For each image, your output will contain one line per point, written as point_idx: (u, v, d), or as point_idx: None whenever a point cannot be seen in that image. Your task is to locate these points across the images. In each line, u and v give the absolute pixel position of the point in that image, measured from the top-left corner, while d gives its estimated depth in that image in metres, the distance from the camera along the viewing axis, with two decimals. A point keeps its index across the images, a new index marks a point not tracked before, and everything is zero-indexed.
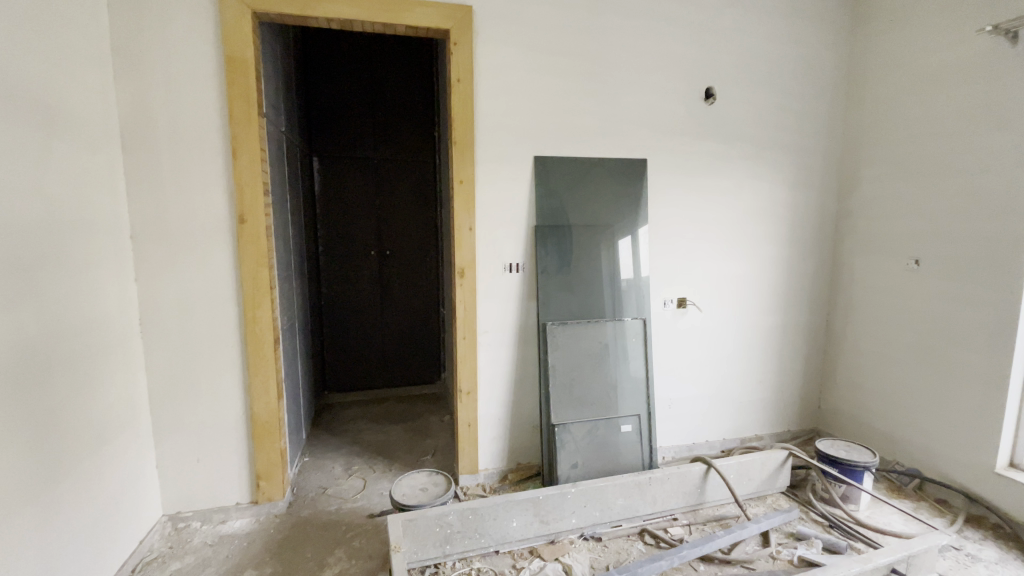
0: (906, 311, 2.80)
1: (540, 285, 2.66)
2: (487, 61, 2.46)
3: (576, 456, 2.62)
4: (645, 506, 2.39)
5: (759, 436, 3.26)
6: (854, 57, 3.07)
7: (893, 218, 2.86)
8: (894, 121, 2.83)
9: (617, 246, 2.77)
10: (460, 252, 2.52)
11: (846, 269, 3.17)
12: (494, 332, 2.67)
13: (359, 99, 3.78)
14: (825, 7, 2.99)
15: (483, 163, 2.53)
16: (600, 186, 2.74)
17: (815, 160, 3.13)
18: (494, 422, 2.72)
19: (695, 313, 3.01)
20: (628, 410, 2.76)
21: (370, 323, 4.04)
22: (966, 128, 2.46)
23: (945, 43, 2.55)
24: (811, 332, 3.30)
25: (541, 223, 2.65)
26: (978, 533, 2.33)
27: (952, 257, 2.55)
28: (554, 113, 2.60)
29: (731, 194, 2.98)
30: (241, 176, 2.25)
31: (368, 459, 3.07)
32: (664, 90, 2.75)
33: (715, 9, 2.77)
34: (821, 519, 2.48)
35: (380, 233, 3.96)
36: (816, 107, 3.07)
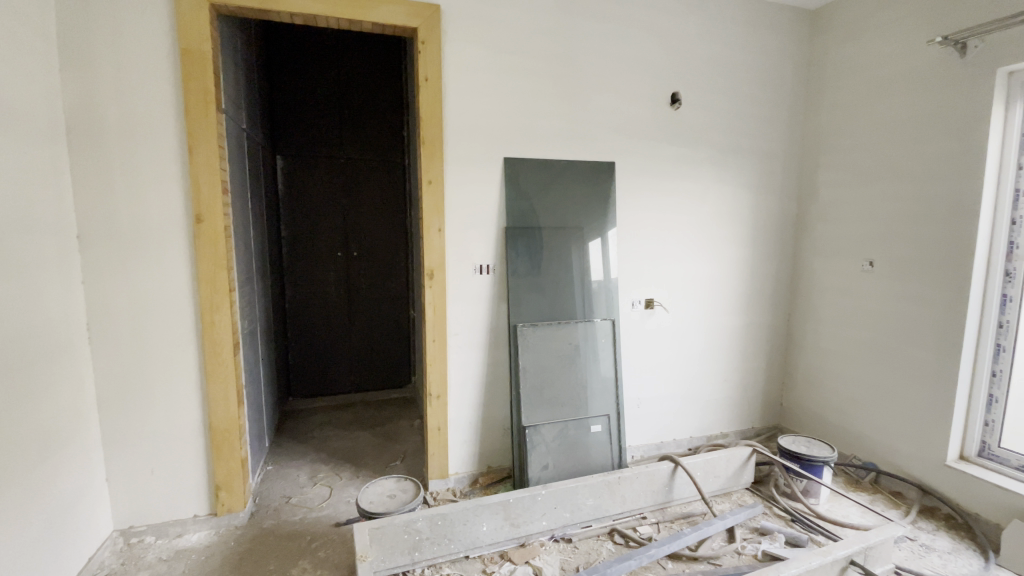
0: (862, 310, 2.92)
1: (511, 287, 2.64)
2: (456, 61, 2.44)
3: (547, 458, 2.61)
4: (615, 506, 2.41)
5: (725, 434, 3.33)
6: (812, 67, 3.19)
7: (849, 221, 2.98)
8: (849, 129, 2.96)
9: (587, 247, 2.79)
10: (429, 254, 2.49)
11: (805, 270, 3.29)
12: (465, 334, 2.64)
13: (325, 96, 3.70)
14: (785, 18, 3.10)
15: (453, 163, 2.50)
16: (570, 188, 2.75)
17: (776, 165, 3.23)
18: (464, 425, 2.69)
19: (662, 314, 3.05)
20: (598, 410, 2.78)
21: (337, 326, 3.95)
22: (917, 135, 2.59)
23: (896, 55, 2.67)
24: (773, 331, 3.40)
25: (511, 224, 2.64)
26: (932, 524, 2.45)
27: (904, 258, 2.68)
28: (524, 114, 2.60)
29: (696, 197, 3.04)
30: (198, 174, 2.15)
31: (334, 466, 2.98)
32: (632, 93, 2.79)
33: (681, 16, 2.83)
34: (784, 514, 2.55)
35: (347, 233, 3.87)
36: (777, 114, 3.17)
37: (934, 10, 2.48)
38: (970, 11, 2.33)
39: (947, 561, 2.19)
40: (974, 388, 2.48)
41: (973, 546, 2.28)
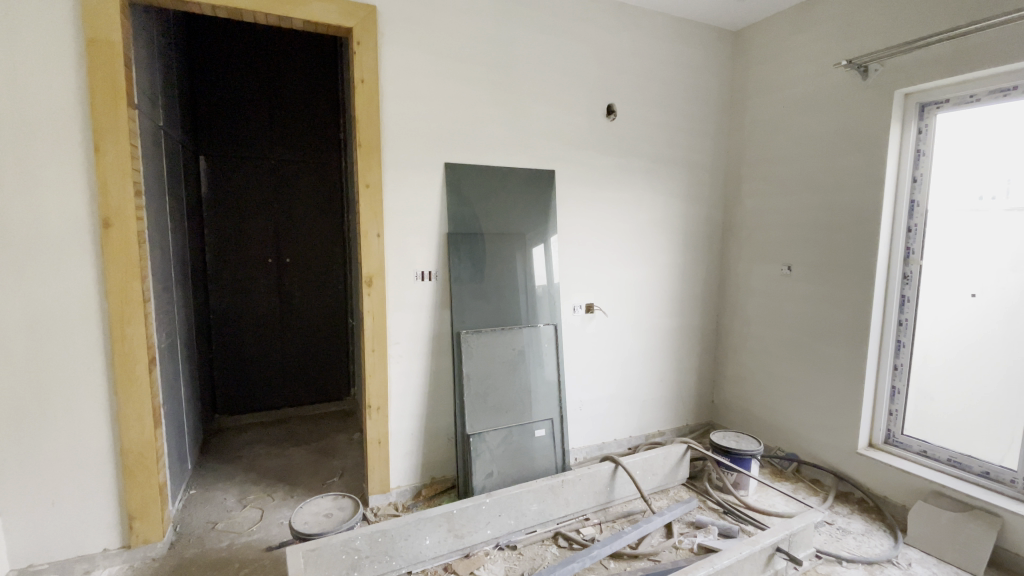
0: (782, 311, 3.13)
1: (453, 293, 2.61)
2: (393, 64, 2.39)
3: (492, 465, 2.59)
4: (559, 510, 2.43)
5: (662, 433, 3.46)
6: (735, 83, 3.40)
7: (769, 229, 3.20)
8: (768, 143, 3.18)
9: (530, 253, 2.81)
10: (367, 260, 2.41)
11: (732, 275, 3.49)
12: (405, 342, 2.57)
13: (254, 95, 3.51)
14: (710, 37, 3.29)
15: (391, 167, 2.44)
16: (511, 195, 2.76)
17: (704, 175, 3.41)
18: (406, 436, 2.62)
19: (602, 318, 3.13)
20: (542, 415, 2.79)
21: (268, 338, 3.73)
22: (826, 150, 2.82)
23: (809, 75, 2.90)
24: (704, 333, 3.58)
25: (453, 230, 2.61)
26: (846, 508, 2.66)
27: (818, 263, 2.90)
28: (464, 120, 2.59)
29: (632, 205, 3.15)
30: (106, 175, 1.96)
31: (266, 486, 2.81)
32: (570, 103, 2.86)
33: (616, 31, 2.94)
34: (717, 506, 2.68)
35: (279, 239, 3.69)
36: (705, 127, 3.36)
37: (841, 36, 2.72)
38: (871, 38, 2.57)
39: (861, 542, 2.38)
40: (880, 380, 2.72)
41: (883, 526, 2.49)
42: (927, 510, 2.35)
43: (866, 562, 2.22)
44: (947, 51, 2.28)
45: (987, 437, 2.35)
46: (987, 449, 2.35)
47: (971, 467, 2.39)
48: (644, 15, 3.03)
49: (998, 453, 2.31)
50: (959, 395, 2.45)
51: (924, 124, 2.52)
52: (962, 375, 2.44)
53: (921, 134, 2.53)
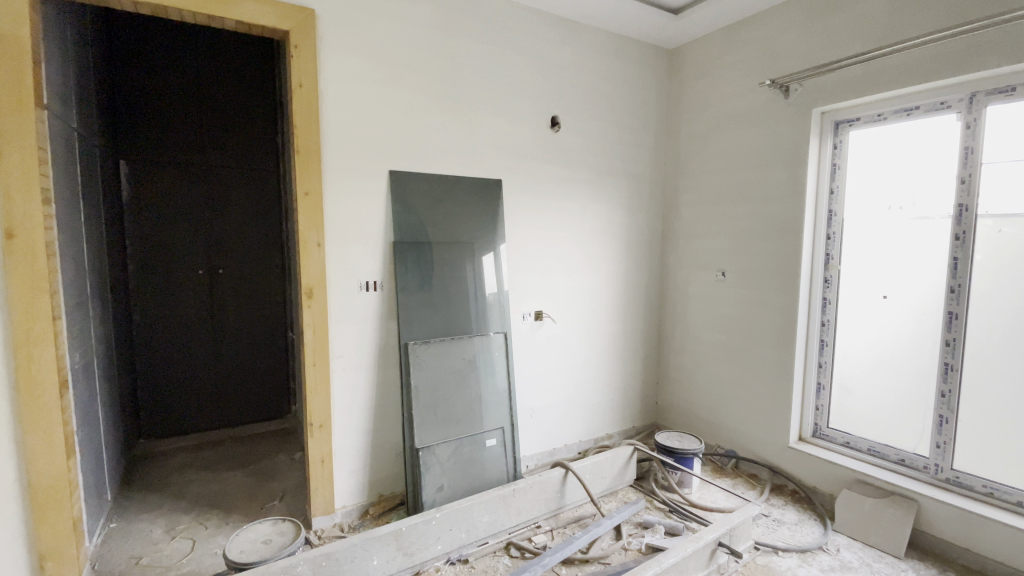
0: (718, 315, 3.28)
1: (400, 303, 2.55)
2: (333, 69, 2.33)
3: (442, 478, 2.54)
4: (510, 519, 2.42)
5: (610, 436, 3.54)
6: (671, 98, 3.56)
7: (704, 237, 3.36)
8: (702, 155, 3.35)
9: (478, 262, 2.80)
10: (307, 270, 2.32)
11: (672, 280, 3.64)
12: (349, 356, 2.49)
13: (183, 97, 3.32)
14: (647, 54, 3.43)
15: (332, 174, 2.37)
16: (458, 204, 2.74)
17: (644, 185, 3.55)
18: (351, 453, 2.53)
19: (551, 324, 3.17)
20: (493, 424, 2.77)
21: (200, 355, 3.50)
22: (753, 163, 3.01)
23: (737, 92, 3.08)
24: (647, 337, 3.71)
25: (399, 239, 2.56)
26: (781, 500, 2.82)
27: (748, 269, 3.08)
28: (408, 128, 2.56)
29: (578, 214, 3.23)
30: (8, 181, 1.78)
31: (198, 514, 2.63)
32: (515, 113, 2.89)
33: (558, 44, 3.01)
34: (663, 505, 2.76)
35: (211, 249, 3.48)
36: (644, 140, 3.50)
37: (764, 57, 2.91)
38: (791, 60, 2.78)
39: (795, 531, 2.52)
40: (807, 377, 2.91)
41: (814, 515, 2.65)
42: (851, 498, 2.53)
43: (800, 550, 2.35)
44: (856, 73, 2.50)
45: (902, 427, 2.56)
46: (901, 438, 2.56)
47: (888, 455, 2.59)
48: (585, 30, 3.12)
49: (911, 441, 2.52)
50: (876, 389, 2.66)
51: (839, 141, 2.75)
52: (878, 371, 2.65)
53: (836, 149, 2.75)
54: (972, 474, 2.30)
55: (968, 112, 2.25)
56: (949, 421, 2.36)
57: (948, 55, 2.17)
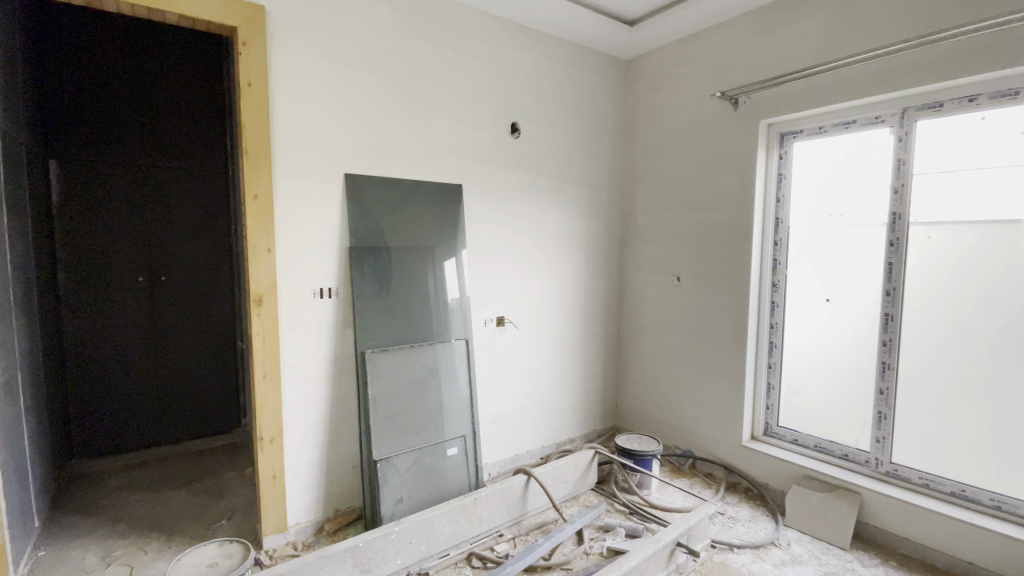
0: (674, 319, 3.37)
1: (357, 310, 2.48)
2: (284, 69, 2.25)
3: (402, 490, 2.47)
4: (472, 529, 2.38)
5: (571, 440, 3.56)
6: (627, 107, 3.65)
7: (660, 243, 3.45)
8: (657, 164, 3.44)
9: (439, 268, 2.76)
10: (256, 277, 2.21)
11: (630, 286, 3.72)
12: (302, 366, 2.39)
13: (120, 94, 3.13)
14: (604, 63, 3.50)
15: (284, 177, 2.28)
16: (418, 209, 2.69)
17: (602, 192, 3.61)
18: (305, 467, 2.43)
19: (512, 330, 3.16)
20: (454, 433, 2.73)
21: (139, 368, 3.28)
22: (705, 171, 3.11)
23: (690, 103, 3.18)
24: (607, 341, 3.76)
25: (355, 244, 2.49)
26: (735, 497, 2.91)
27: (701, 273, 3.17)
28: (364, 131, 2.50)
29: (539, 220, 3.24)
30: None
31: (136, 538, 2.45)
32: (474, 118, 2.88)
33: (516, 51, 3.03)
34: (624, 508, 2.79)
35: (152, 255, 3.30)
36: (602, 148, 3.57)
37: (714, 70, 3.03)
38: (739, 74, 2.89)
39: (749, 528, 2.60)
40: (758, 378, 3.03)
41: (766, 511, 2.75)
42: (800, 493, 2.63)
43: (753, 546, 2.43)
44: (799, 88, 2.63)
45: (846, 424, 2.69)
46: (845, 434, 2.69)
47: (833, 451, 2.72)
48: (543, 38, 3.15)
49: (854, 437, 2.65)
50: (821, 388, 2.79)
51: (784, 151, 2.88)
52: (823, 371, 2.78)
53: (782, 159, 2.89)
54: (909, 467, 2.44)
55: (900, 126, 2.40)
56: (887, 417, 2.50)
57: (882, 73, 2.32)
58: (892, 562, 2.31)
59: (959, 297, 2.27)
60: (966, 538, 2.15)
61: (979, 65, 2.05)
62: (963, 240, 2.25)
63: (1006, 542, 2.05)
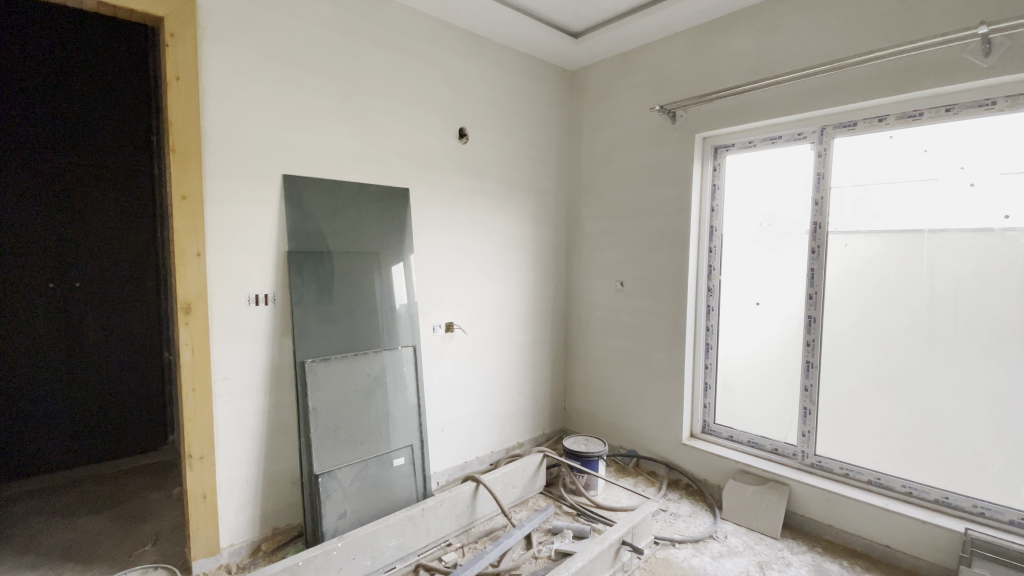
0: (618, 322, 3.47)
1: (296, 317, 2.37)
2: (216, 64, 2.13)
3: (345, 504, 2.38)
4: (419, 540, 2.33)
5: (520, 444, 3.58)
6: (573, 117, 3.74)
7: (604, 249, 3.55)
8: (602, 172, 3.54)
9: (386, 273, 2.69)
10: (183, 284, 2.07)
11: (576, 291, 3.79)
12: (237, 377, 2.27)
13: (28, 81, 2.83)
14: (550, 73, 3.58)
15: (216, 177, 2.16)
16: (362, 213, 2.62)
17: (549, 199, 3.68)
18: (239, 484, 2.29)
19: (460, 336, 3.14)
20: (401, 442, 2.66)
21: (51, 383, 2.99)
22: (646, 180, 3.24)
23: (631, 114, 3.30)
24: (554, 345, 3.82)
25: (294, 248, 2.39)
26: (677, 494, 3.02)
27: (643, 278, 3.29)
28: (304, 131, 2.41)
29: (487, 225, 3.25)
30: None
31: (44, 570, 2.21)
32: (420, 122, 2.85)
33: (463, 57, 3.03)
34: (571, 509, 2.83)
35: (66, 259, 3.01)
36: (548, 155, 3.63)
37: (654, 84, 3.16)
38: (676, 88, 3.04)
39: (689, 523, 2.71)
40: (696, 378, 3.17)
41: (705, 506, 2.88)
42: (735, 487, 2.78)
43: (693, 541, 2.53)
44: (730, 105, 2.79)
45: (775, 420, 2.86)
46: (775, 429, 2.87)
47: (765, 446, 2.89)
48: (490, 45, 3.18)
49: (783, 432, 2.83)
50: (753, 386, 2.96)
51: (718, 164, 3.05)
52: (754, 370, 2.95)
53: (716, 171, 3.06)
54: (831, 458, 2.64)
55: (820, 143, 2.60)
56: (811, 412, 2.68)
57: (803, 92, 2.50)
58: (817, 548, 2.47)
59: (872, 300, 2.49)
60: (880, 522, 2.34)
61: (887, 89, 2.25)
62: (874, 248, 2.46)
63: (914, 525, 2.24)
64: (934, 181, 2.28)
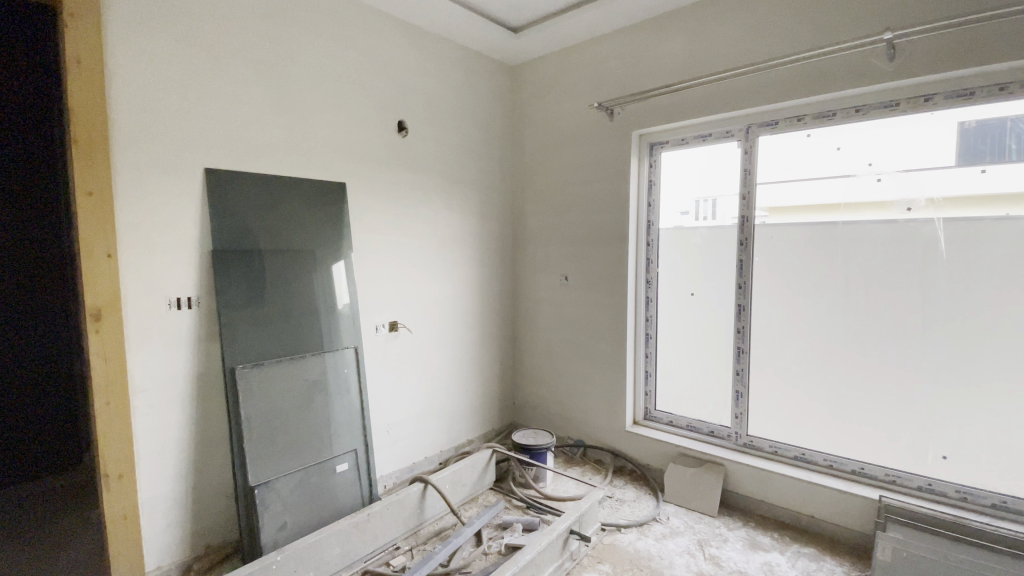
0: (563, 316, 3.52)
1: (224, 322, 2.22)
2: (124, 48, 1.95)
3: (285, 515, 2.27)
4: (365, 546, 2.27)
5: (470, 441, 3.56)
6: (515, 111, 3.73)
7: (549, 243, 3.57)
8: (545, 167, 3.56)
9: (323, 272, 2.58)
10: (91, 288, 1.89)
11: (523, 286, 3.81)
12: (158, 388, 2.10)
13: None
14: (491, 67, 3.56)
15: (126, 172, 1.98)
16: (295, 209, 2.49)
17: (493, 194, 3.66)
18: (165, 502, 2.14)
19: (405, 335, 3.07)
20: (344, 447, 2.58)
21: None
22: (587, 175, 3.29)
23: (571, 109, 3.34)
24: (502, 341, 3.83)
25: (220, 248, 2.24)
26: (622, 480, 3.11)
27: (586, 272, 3.35)
28: (228, 123, 2.26)
29: (430, 220, 3.19)
30: None
31: None
32: (356, 115, 2.75)
33: (400, 49, 2.95)
34: (521, 503, 2.85)
35: None
36: (491, 150, 3.61)
37: (592, 80, 3.21)
38: (614, 85, 3.10)
39: (633, 508, 2.80)
40: (637, 367, 3.28)
41: (648, 490, 2.99)
42: (676, 470, 2.90)
43: (638, 524, 2.62)
44: (664, 102, 2.88)
45: (710, 404, 3.01)
46: (711, 413, 3.02)
47: (702, 429, 3.03)
48: (428, 37, 3.11)
49: (718, 415, 2.98)
50: (690, 372, 3.09)
51: (654, 160, 3.16)
52: (690, 357, 3.09)
53: (652, 167, 3.16)
54: (761, 438, 2.81)
55: (746, 141, 2.74)
56: (743, 395, 2.84)
57: (731, 92, 2.63)
58: (751, 523, 2.63)
59: (794, 288, 2.66)
60: (805, 494, 2.52)
61: (805, 90, 2.40)
62: (797, 240, 2.63)
63: (834, 495, 2.43)
64: (847, 177, 2.47)
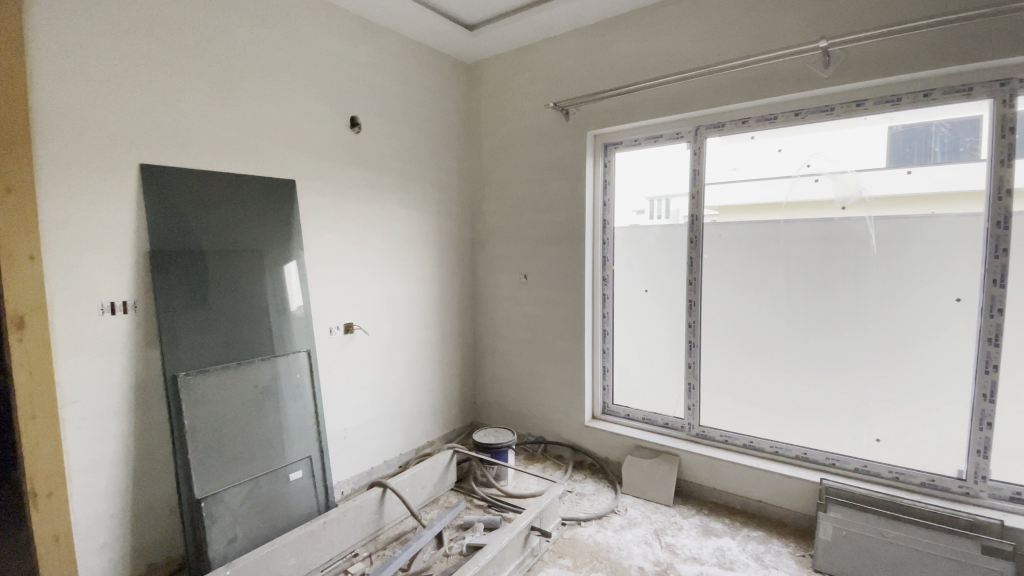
0: (522, 314, 3.54)
1: (164, 327, 2.10)
2: (46, 34, 1.80)
3: (235, 528, 2.18)
4: (321, 555, 2.21)
5: (430, 442, 3.53)
6: (472, 109, 3.72)
7: (507, 242, 3.58)
8: (502, 166, 3.56)
9: (273, 274, 2.49)
10: (10, 293, 1.74)
11: (482, 285, 3.81)
12: (91, 399, 1.97)
13: None
14: (446, 64, 3.53)
15: (50, 168, 1.84)
16: (241, 208, 2.39)
17: (451, 193, 3.64)
18: (100, 520, 2.00)
19: (361, 336, 3.01)
20: (297, 454, 2.50)
21: None
22: (544, 174, 3.32)
23: (528, 108, 3.36)
24: (461, 340, 3.81)
25: (159, 250, 2.11)
26: (581, 475, 3.16)
27: (544, 270, 3.38)
28: (165, 117, 2.14)
29: (386, 219, 3.14)
30: None
31: None
32: (305, 110, 2.66)
33: (352, 43, 2.88)
34: (482, 502, 2.85)
35: None
36: (448, 148, 3.59)
37: (548, 80, 3.24)
38: (569, 86, 3.14)
39: (593, 501, 2.85)
40: (595, 363, 3.34)
41: (606, 483, 3.05)
42: (633, 462, 2.97)
43: (597, 517, 2.67)
44: (617, 103, 2.94)
45: (665, 397, 3.11)
46: (665, 405, 3.11)
47: (657, 421, 3.13)
48: (381, 32, 3.05)
49: (672, 407, 3.08)
50: (645, 366, 3.18)
51: (608, 160, 3.22)
52: (645, 351, 3.17)
53: (607, 167, 3.23)
54: (712, 428, 2.92)
55: (695, 142, 2.84)
56: (695, 387, 2.94)
57: (680, 95, 2.71)
58: (703, 510, 2.73)
59: (741, 284, 2.78)
60: (753, 480, 2.64)
61: (749, 94, 2.50)
62: (743, 237, 2.75)
63: (780, 480, 2.55)
64: (788, 178, 2.59)
